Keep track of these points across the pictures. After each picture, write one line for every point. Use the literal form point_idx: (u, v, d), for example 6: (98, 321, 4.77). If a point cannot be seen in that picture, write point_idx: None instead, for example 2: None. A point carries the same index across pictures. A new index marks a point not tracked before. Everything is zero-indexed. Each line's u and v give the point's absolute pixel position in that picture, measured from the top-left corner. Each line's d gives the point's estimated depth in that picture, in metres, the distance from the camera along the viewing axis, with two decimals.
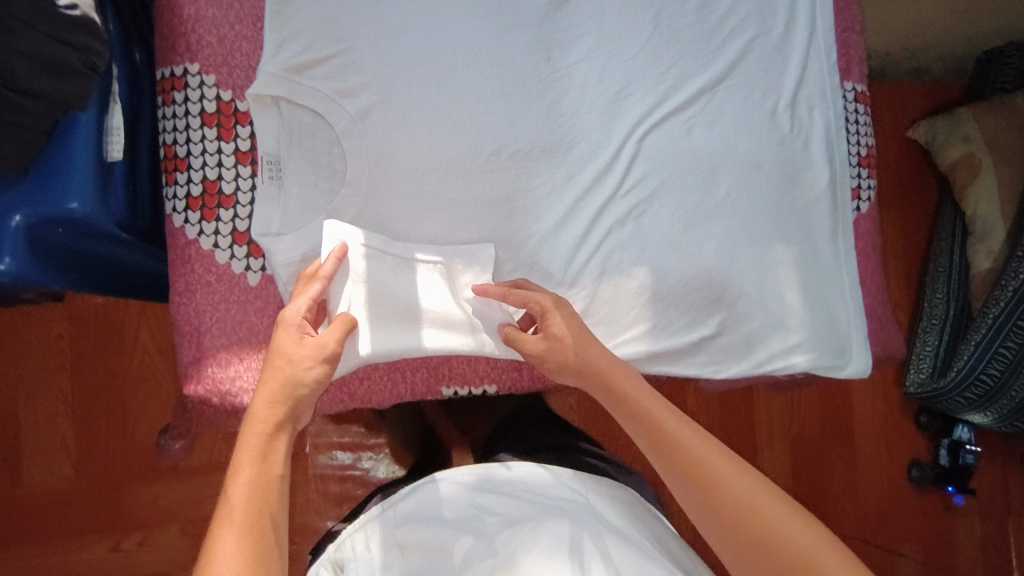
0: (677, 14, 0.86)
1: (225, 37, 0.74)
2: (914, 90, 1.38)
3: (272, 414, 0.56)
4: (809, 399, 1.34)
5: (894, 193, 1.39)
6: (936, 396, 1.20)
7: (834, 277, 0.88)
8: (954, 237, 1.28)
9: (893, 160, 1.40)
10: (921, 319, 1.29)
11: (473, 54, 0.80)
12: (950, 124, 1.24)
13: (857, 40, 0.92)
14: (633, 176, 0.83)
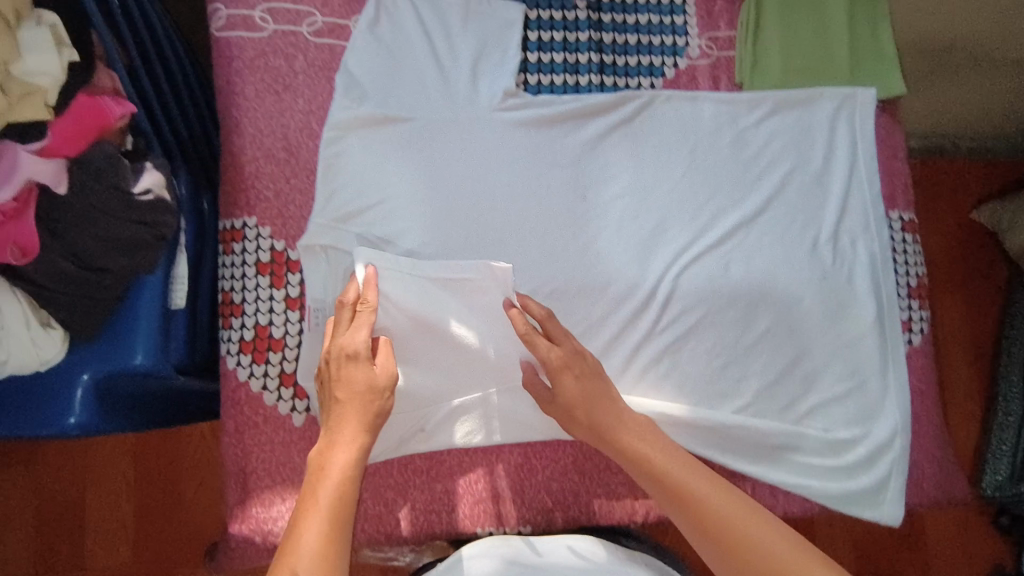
0: (712, 149, 0.87)
1: (281, 190, 0.79)
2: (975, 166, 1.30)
3: (330, 456, 0.58)
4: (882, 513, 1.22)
5: (965, 278, 1.28)
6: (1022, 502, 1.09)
7: (883, 413, 0.84)
8: None
9: (953, 246, 1.29)
10: (994, 415, 1.19)
11: (512, 195, 0.82)
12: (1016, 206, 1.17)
13: (902, 169, 0.91)
14: (669, 313, 0.83)
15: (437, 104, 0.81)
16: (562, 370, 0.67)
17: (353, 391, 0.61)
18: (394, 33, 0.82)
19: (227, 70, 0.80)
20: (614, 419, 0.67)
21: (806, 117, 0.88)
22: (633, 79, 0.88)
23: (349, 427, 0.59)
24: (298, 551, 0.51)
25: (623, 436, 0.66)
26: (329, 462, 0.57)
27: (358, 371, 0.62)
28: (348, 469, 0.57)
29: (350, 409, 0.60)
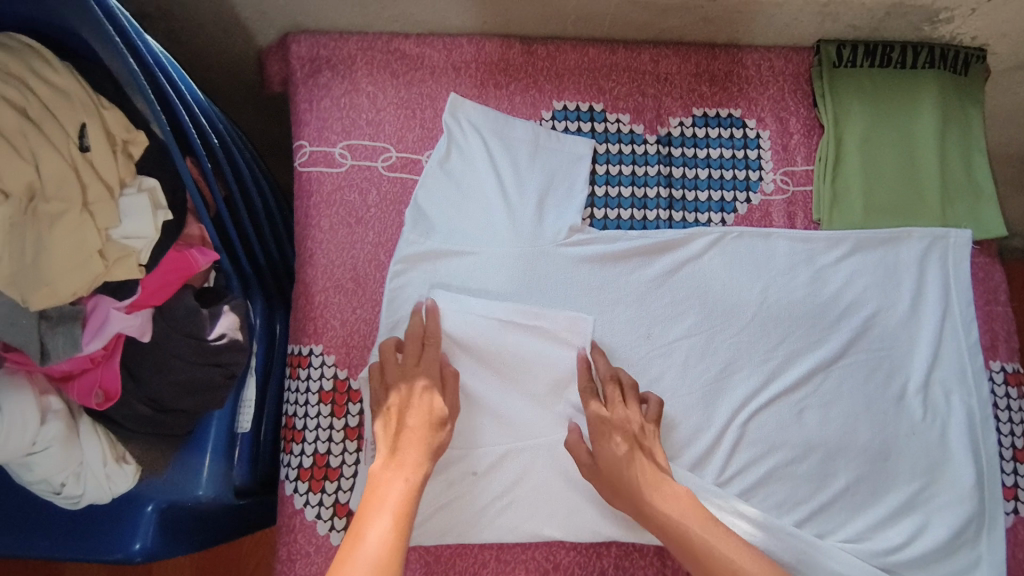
0: (787, 288, 0.83)
1: (347, 320, 0.81)
2: None
3: (393, 478, 0.65)
4: None
5: None
6: None
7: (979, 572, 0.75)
8: None
9: None
10: None
11: (566, 322, 0.81)
12: None
13: (1003, 313, 0.83)
14: (737, 462, 0.78)
15: (503, 239, 0.82)
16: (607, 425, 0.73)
17: (417, 420, 0.71)
18: (464, 166, 0.84)
19: (306, 204, 0.84)
20: (648, 477, 0.70)
21: (891, 257, 0.83)
22: (702, 214, 0.86)
23: (412, 456, 0.68)
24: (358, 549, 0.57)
25: (657, 497, 0.69)
26: (394, 483, 0.65)
27: (426, 404, 0.72)
28: (404, 489, 0.64)
29: (414, 439, 0.69)
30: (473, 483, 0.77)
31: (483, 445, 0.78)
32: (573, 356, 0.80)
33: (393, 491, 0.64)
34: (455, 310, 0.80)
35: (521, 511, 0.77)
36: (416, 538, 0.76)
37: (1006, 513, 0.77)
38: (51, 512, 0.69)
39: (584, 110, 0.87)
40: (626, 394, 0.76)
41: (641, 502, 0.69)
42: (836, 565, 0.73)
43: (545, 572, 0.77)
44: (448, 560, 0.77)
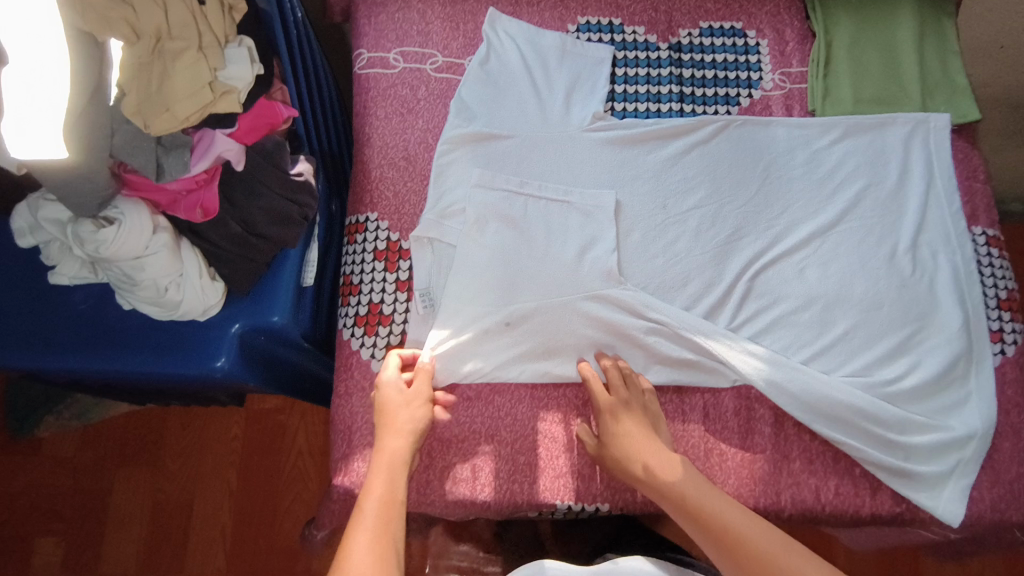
0: (787, 167, 0.94)
1: (400, 192, 0.93)
2: None
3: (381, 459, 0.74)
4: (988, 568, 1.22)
5: None
6: None
7: (969, 399, 0.83)
8: None
9: None
10: None
11: (586, 194, 0.92)
12: None
13: (983, 189, 0.93)
14: (747, 312, 0.87)
15: (536, 126, 0.96)
16: (612, 413, 0.80)
17: (397, 405, 0.78)
18: (500, 67, 0.98)
19: (365, 98, 0.98)
20: (650, 446, 0.78)
21: (879, 141, 0.94)
22: (710, 107, 0.97)
23: (392, 439, 0.76)
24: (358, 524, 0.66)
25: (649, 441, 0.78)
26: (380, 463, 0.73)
27: (392, 394, 0.79)
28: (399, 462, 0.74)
29: (394, 420, 0.77)
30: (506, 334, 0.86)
31: (516, 300, 0.87)
32: (596, 222, 0.91)
33: (380, 469, 0.73)
34: (491, 185, 0.92)
35: (552, 358, 0.86)
36: (459, 379, 0.85)
37: (994, 354, 0.86)
38: (144, 337, 0.80)
39: (605, 23, 1.01)
40: (627, 378, 0.83)
41: (617, 436, 0.79)
42: (840, 395, 0.82)
43: (577, 405, 0.85)
44: (488, 397, 0.85)
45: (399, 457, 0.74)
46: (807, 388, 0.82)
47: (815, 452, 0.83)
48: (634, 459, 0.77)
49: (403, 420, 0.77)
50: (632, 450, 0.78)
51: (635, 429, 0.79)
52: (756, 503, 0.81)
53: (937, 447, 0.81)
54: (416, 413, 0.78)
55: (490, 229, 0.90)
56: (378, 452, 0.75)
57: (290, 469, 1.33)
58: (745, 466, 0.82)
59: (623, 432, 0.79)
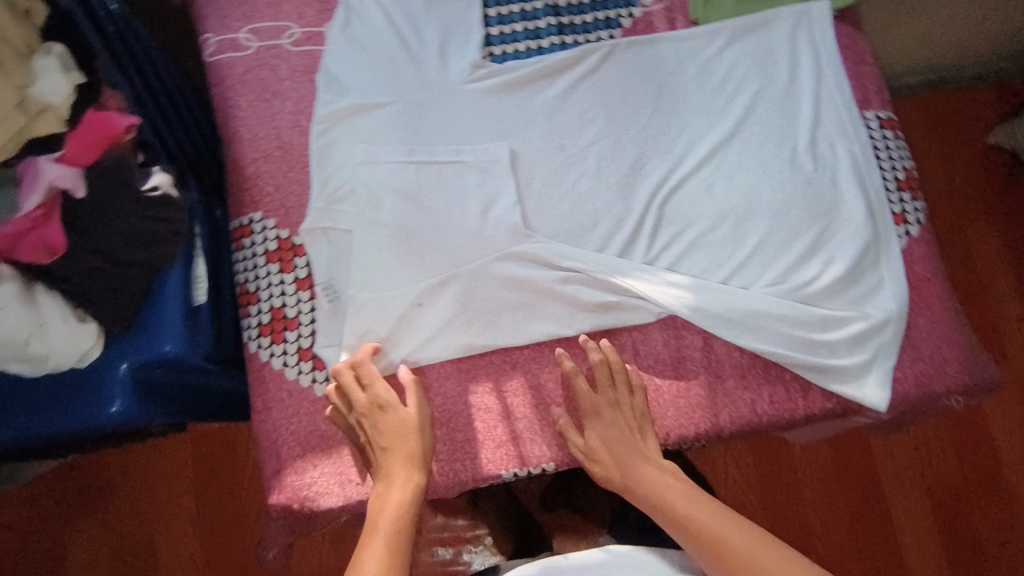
0: (679, 85, 0.90)
1: (281, 185, 0.86)
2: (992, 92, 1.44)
3: (384, 500, 0.69)
4: (938, 433, 1.29)
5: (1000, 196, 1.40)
6: None
7: (883, 284, 0.84)
8: None
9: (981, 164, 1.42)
10: None
11: (478, 151, 0.87)
12: None
13: (871, 71, 0.91)
14: (660, 241, 0.85)
15: (413, 87, 0.89)
16: (598, 416, 0.78)
17: (388, 432, 0.74)
18: (363, 29, 0.90)
19: (222, 88, 0.89)
20: (636, 457, 0.75)
21: (765, 41, 0.91)
22: (592, 35, 0.92)
23: (400, 473, 0.71)
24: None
25: (633, 447, 0.76)
26: (383, 507, 0.68)
27: (397, 420, 0.74)
28: (405, 500, 0.69)
29: (397, 450, 0.72)
30: (418, 314, 0.83)
31: (424, 276, 0.83)
32: (492, 178, 0.87)
33: (387, 511, 0.67)
34: (375, 161, 0.86)
35: (473, 328, 0.83)
36: (379, 369, 0.81)
37: (900, 236, 0.86)
38: (26, 395, 0.73)
39: None
40: (617, 373, 0.79)
41: (597, 440, 0.77)
42: (760, 306, 0.82)
43: (506, 370, 0.83)
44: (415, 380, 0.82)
45: (404, 496, 0.69)
46: (728, 305, 0.82)
47: (748, 368, 0.83)
48: (622, 466, 0.75)
49: (410, 451, 0.72)
50: (619, 456, 0.75)
51: (623, 434, 0.76)
52: (697, 429, 0.81)
53: (856, 338, 0.81)
54: (411, 444, 0.73)
55: (384, 207, 0.85)
56: (383, 488, 0.70)
57: (248, 485, 1.26)
58: (681, 396, 0.82)
59: (610, 436, 0.76)
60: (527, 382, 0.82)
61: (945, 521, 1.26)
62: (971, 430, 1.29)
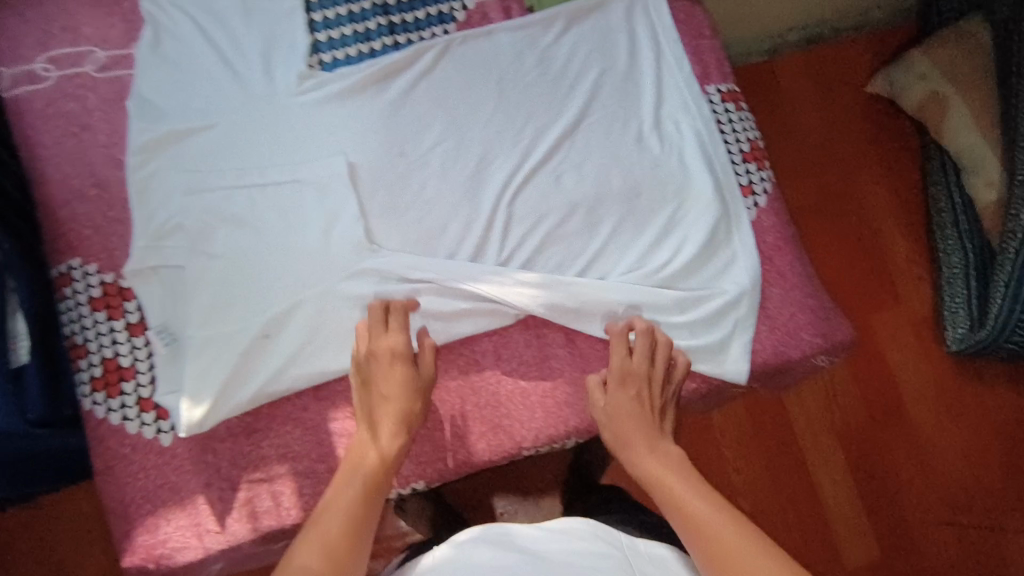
0: (519, 75, 0.87)
1: (100, 226, 0.80)
2: (861, 45, 1.54)
3: (362, 448, 0.72)
4: (839, 378, 1.39)
5: (874, 143, 1.51)
6: (982, 345, 1.31)
7: (733, 258, 0.85)
8: (947, 177, 1.42)
9: (857, 113, 1.52)
10: (940, 267, 1.42)
11: (315, 167, 0.83)
12: (906, 68, 1.41)
13: (710, 45, 0.90)
14: (514, 240, 0.83)
15: (236, 104, 0.83)
16: (625, 384, 0.77)
17: (389, 385, 0.75)
18: (176, 47, 0.84)
19: (22, 126, 0.81)
20: (645, 437, 0.75)
21: (602, 22, 0.88)
22: (425, 32, 0.88)
23: (388, 425, 0.74)
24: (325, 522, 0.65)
25: (642, 422, 0.76)
26: (359, 462, 0.71)
27: (404, 373, 0.75)
28: (382, 455, 0.72)
29: (392, 404, 0.75)
30: (267, 345, 0.78)
31: (268, 305, 0.79)
32: (332, 194, 0.82)
33: (361, 465, 0.71)
34: (202, 188, 0.80)
35: (327, 353, 0.79)
36: (227, 411, 0.76)
37: (748, 209, 0.87)
38: None
39: None
40: (658, 352, 0.79)
41: (614, 414, 0.76)
42: (614, 296, 0.81)
43: None
44: (269, 414, 0.78)
45: (383, 451, 0.72)
46: (585, 299, 0.81)
47: (610, 358, 0.83)
48: (619, 437, 0.75)
49: (404, 407, 0.74)
50: (624, 431, 0.75)
51: (643, 409, 0.77)
52: (566, 427, 0.80)
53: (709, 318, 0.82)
54: (410, 400, 0.75)
55: (218, 237, 0.80)
56: (364, 437, 0.74)
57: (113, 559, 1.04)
58: (548, 395, 0.81)
59: (627, 410, 0.76)
60: None
61: (854, 458, 1.37)
62: (866, 370, 1.40)
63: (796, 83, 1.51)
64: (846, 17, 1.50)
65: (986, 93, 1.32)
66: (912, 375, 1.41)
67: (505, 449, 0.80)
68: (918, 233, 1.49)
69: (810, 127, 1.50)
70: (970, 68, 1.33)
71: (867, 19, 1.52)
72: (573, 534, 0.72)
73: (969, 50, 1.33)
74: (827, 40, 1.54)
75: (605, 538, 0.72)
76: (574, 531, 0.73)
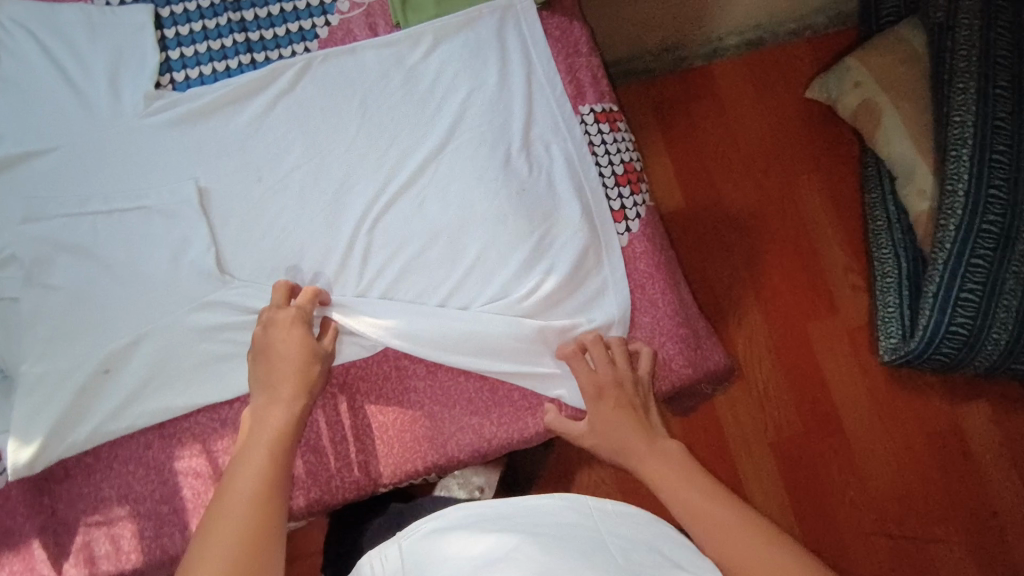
0: (384, 94, 0.83)
1: None
2: (800, 48, 1.46)
3: (266, 418, 0.67)
4: (777, 392, 1.31)
5: (807, 147, 1.43)
6: (912, 358, 1.21)
7: (601, 287, 0.82)
8: (883, 184, 1.34)
9: (795, 118, 1.44)
10: (874, 278, 1.33)
11: (164, 192, 0.79)
12: (839, 73, 1.34)
13: (586, 62, 0.87)
14: (373, 269, 0.80)
15: (80, 127, 0.79)
16: (599, 395, 0.75)
17: (288, 352, 0.72)
18: (15, 67, 0.79)
19: None
20: (641, 425, 0.72)
21: (472, 38, 0.85)
22: (285, 50, 0.84)
23: (289, 390, 0.70)
24: (231, 504, 0.58)
25: (625, 422, 0.72)
26: (262, 431, 0.66)
27: (303, 342, 0.73)
28: (286, 423, 0.67)
29: (289, 374, 0.70)
30: (108, 381, 0.75)
31: (110, 338, 0.75)
32: (181, 221, 0.78)
33: (263, 438, 0.65)
34: (41, 214, 0.76)
35: (173, 388, 0.76)
36: (65, 450, 0.73)
37: (620, 234, 0.84)
38: None
39: None
40: (619, 351, 0.78)
41: (597, 422, 0.73)
42: (475, 327, 0.78)
43: (216, 429, 0.76)
44: (110, 454, 0.75)
45: (284, 420, 0.67)
46: (443, 331, 0.78)
47: (474, 390, 0.80)
48: (619, 446, 0.71)
49: (301, 376, 0.71)
50: (619, 440, 0.71)
51: (627, 412, 0.73)
52: (425, 462, 0.78)
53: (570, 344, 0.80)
54: (306, 370, 0.71)
55: (58, 266, 0.76)
56: (264, 407, 0.68)
57: None
58: (407, 429, 0.79)
59: (610, 420, 0.73)
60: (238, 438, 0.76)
61: (795, 477, 1.28)
62: (806, 385, 1.32)
63: (731, 87, 1.44)
64: (785, 21, 1.42)
65: (917, 99, 1.27)
66: (850, 392, 1.33)
67: (362, 484, 0.77)
68: (854, 242, 1.39)
69: (742, 131, 1.43)
70: (902, 75, 1.27)
71: (808, 23, 1.44)
72: (543, 507, 0.57)
73: (901, 58, 1.28)
74: (766, 45, 1.46)
75: (584, 510, 0.58)
76: (544, 506, 0.58)
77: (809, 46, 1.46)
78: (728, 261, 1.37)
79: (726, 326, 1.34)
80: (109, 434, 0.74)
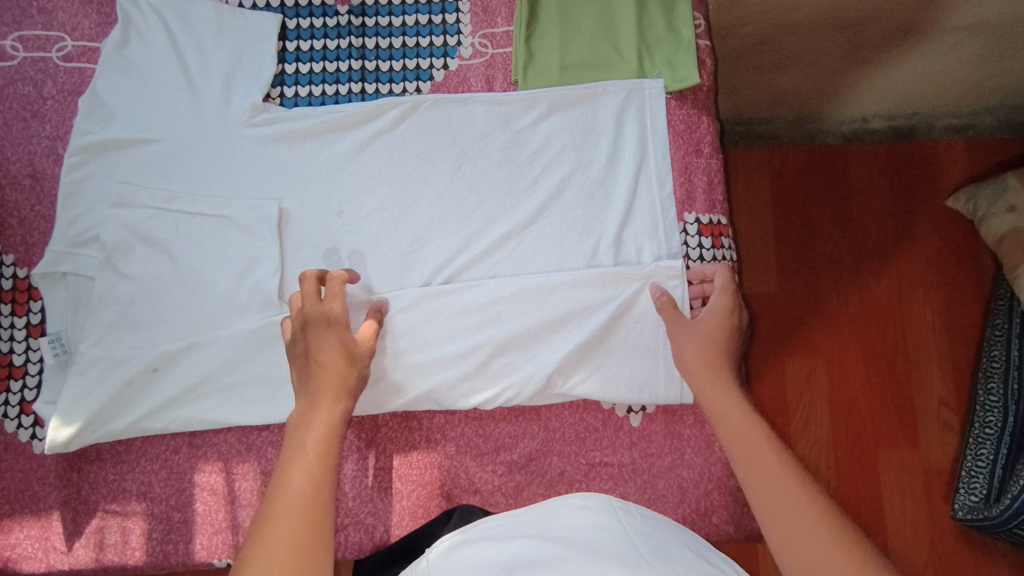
0: (482, 154, 0.79)
1: (25, 218, 0.80)
2: (954, 149, 1.29)
3: (307, 420, 0.63)
4: None
5: (935, 263, 1.27)
6: (989, 525, 1.08)
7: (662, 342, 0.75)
8: (1012, 323, 1.15)
9: (930, 223, 1.28)
10: (972, 425, 1.18)
11: (249, 204, 0.79)
12: (994, 190, 1.18)
13: (704, 165, 0.80)
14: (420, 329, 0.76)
15: (188, 125, 0.80)
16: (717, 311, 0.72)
17: (328, 351, 0.67)
18: (140, 50, 0.81)
19: None
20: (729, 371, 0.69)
21: (589, 116, 0.80)
22: (398, 86, 0.82)
23: (328, 394, 0.65)
24: (279, 517, 0.55)
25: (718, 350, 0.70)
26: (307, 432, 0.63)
27: (336, 338, 0.68)
28: (328, 428, 0.63)
29: (328, 377, 0.66)
30: (153, 379, 0.76)
31: (164, 338, 0.76)
32: (255, 240, 0.78)
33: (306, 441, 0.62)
34: (130, 199, 0.78)
35: (211, 400, 0.76)
36: (103, 436, 0.75)
37: None
38: None
39: None
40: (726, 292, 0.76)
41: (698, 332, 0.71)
42: (528, 284, 0.76)
43: (239, 452, 0.77)
44: (140, 448, 0.77)
45: (327, 423, 0.63)
46: (498, 296, 0.76)
47: (497, 482, 0.77)
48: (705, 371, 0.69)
49: (342, 379, 0.66)
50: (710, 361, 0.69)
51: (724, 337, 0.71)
52: None
53: (619, 268, 0.76)
54: (347, 375, 0.67)
55: (134, 253, 0.77)
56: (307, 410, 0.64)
57: None
58: (421, 504, 0.76)
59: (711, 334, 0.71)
60: (258, 466, 0.76)
61: None
62: (863, 512, 1.19)
63: (863, 180, 1.28)
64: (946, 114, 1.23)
65: None
66: (909, 532, 1.19)
67: (364, 546, 0.75)
68: (960, 384, 1.23)
69: (862, 220, 1.27)
70: None
71: (973, 123, 1.26)
72: (566, 511, 0.57)
73: None
74: (917, 138, 1.29)
75: (609, 511, 0.57)
76: (566, 509, 0.58)
77: (966, 148, 1.28)
78: (807, 358, 1.24)
79: (786, 429, 1.22)
80: (145, 433, 0.76)
